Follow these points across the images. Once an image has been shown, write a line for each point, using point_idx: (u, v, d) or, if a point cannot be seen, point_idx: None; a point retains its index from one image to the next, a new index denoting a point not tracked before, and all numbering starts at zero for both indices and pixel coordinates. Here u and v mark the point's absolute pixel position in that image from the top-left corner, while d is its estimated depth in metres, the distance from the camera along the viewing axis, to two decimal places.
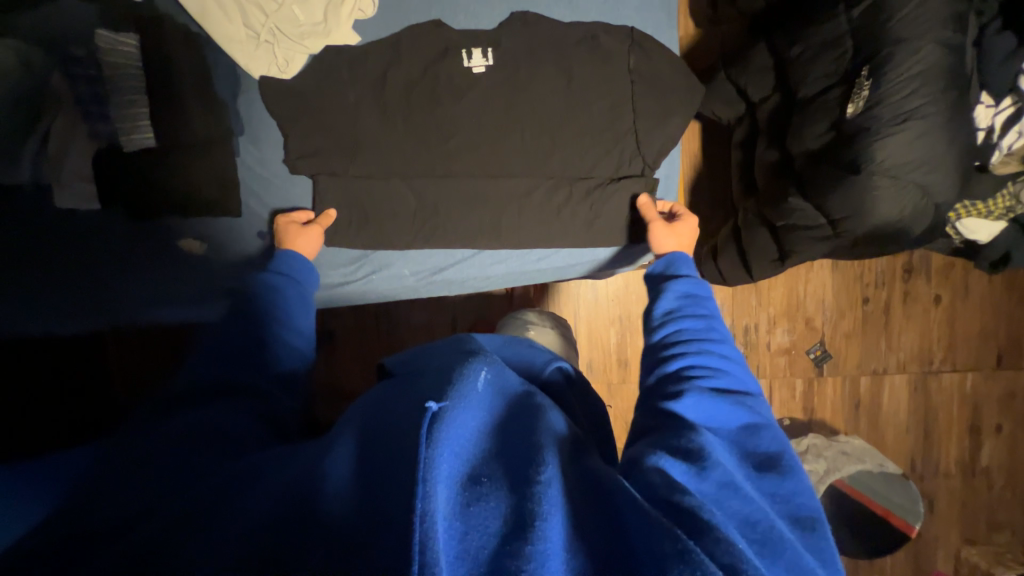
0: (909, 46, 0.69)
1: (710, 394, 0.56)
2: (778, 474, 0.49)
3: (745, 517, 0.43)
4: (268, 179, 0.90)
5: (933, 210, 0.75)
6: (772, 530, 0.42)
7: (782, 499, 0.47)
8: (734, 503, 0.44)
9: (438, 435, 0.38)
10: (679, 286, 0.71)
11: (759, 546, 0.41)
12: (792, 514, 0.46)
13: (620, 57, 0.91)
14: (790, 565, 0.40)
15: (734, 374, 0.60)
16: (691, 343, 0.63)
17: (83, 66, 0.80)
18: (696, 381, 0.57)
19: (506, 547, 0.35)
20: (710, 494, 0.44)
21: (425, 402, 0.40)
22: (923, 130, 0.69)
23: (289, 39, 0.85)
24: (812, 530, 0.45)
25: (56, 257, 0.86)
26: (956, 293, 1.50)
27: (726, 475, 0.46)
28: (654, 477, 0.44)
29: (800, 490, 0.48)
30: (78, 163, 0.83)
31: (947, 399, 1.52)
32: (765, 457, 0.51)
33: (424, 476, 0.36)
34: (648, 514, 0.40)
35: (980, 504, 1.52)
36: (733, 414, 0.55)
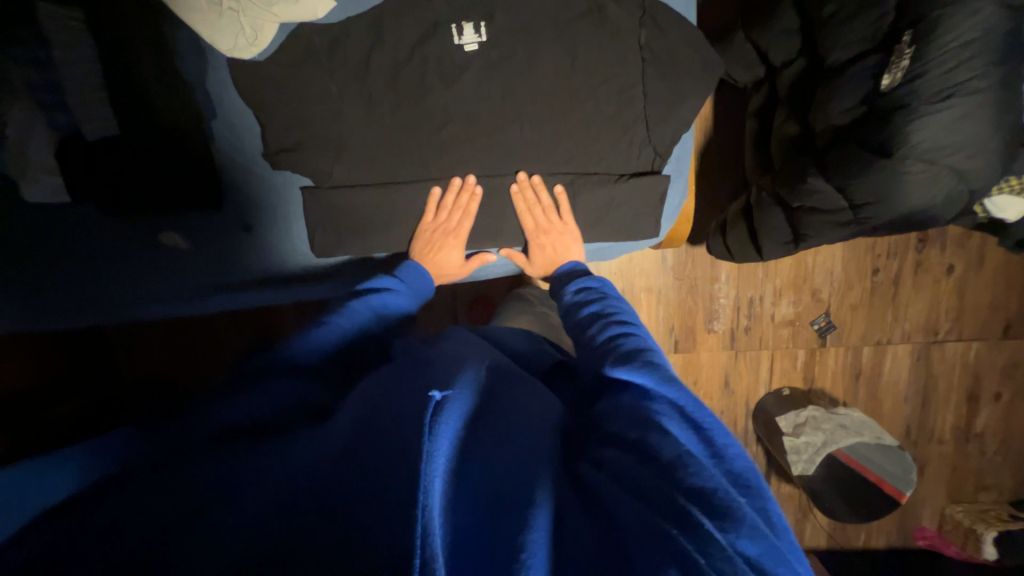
0: (965, 8, 0.61)
1: (628, 365, 0.50)
2: (707, 429, 0.43)
3: (699, 487, 0.38)
4: (250, 169, 0.83)
5: (966, 198, 0.70)
6: (726, 496, 0.37)
7: (717, 455, 0.41)
8: (685, 473, 0.39)
9: (438, 427, 0.39)
10: (574, 284, 0.70)
11: (719, 520, 0.36)
12: (731, 472, 0.40)
13: (632, 20, 0.82)
14: (752, 533, 0.35)
15: (642, 335, 0.56)
16: (600, 329, 0.59)
17: (30, 48, 0.73)
18: (614, 361, 0.52)
19: (496, 538, 0.35)
20: (665, 472, 0.39)
21: (430, 392, 0.42)
22: (968, 109, 0.62)
23: (257, 6, 0.75)
24: (747, 485, 0.40)
25: (31, 255, 0.81)
26: (970, 263, 1.45)
27: (675, 448, 0.41)
28: (623, 465, 0.42)
29: (732, 441, 0.43)
30: (41, 154, 0.76)
31: (948, 368, 1.52)
32: (691, 409, 0.45)
33: (425, 470, 0.36)
34: (632, 509, 0.38)
35: (968, 467, 1.56)
36: (650, 374, 0.48)
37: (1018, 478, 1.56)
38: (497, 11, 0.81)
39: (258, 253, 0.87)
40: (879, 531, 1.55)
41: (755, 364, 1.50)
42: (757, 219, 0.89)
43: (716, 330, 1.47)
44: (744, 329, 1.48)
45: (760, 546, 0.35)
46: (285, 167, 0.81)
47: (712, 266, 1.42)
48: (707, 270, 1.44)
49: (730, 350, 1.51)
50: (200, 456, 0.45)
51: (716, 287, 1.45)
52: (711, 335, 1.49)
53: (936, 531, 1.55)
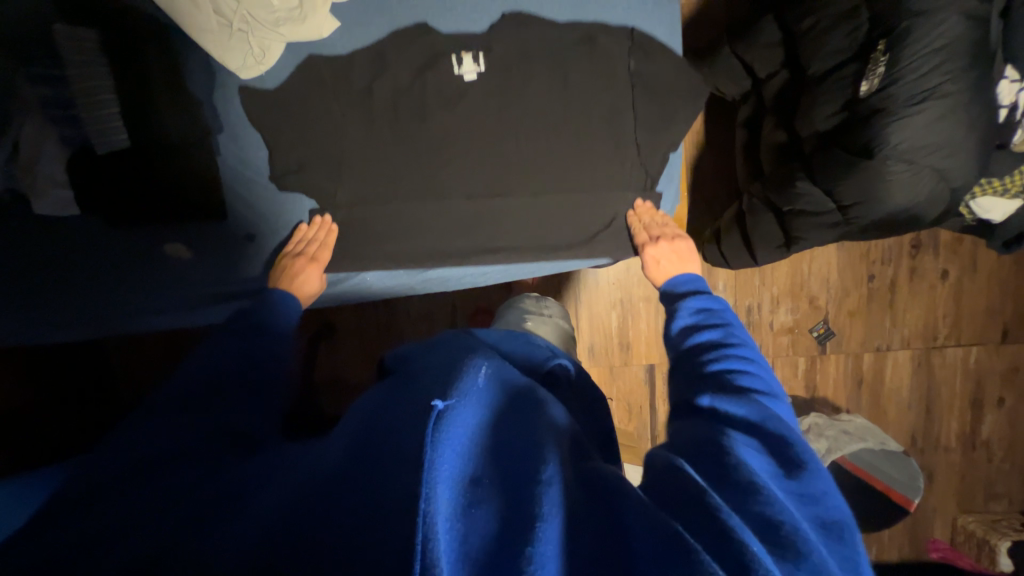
0: (931, 18, 0.64)
1: (732, 394, 0.51)
2: (807, 471, 0.42)
3: (765, 515, 0.37)
4: (254, 180, 0.86)
5: (948, 196, 0.72)
6: (797, 530, 0.36)
7: (810, 500, 0.41)
8: (755, 503, 0.38)
9: (440, 435, 0.37)
10: (696, 303, 0.69)
11: (783, 552, 0.36)
12: (819, 517, 0.40)
13: (621, 35, 0.85)
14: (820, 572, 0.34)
15: (761, 373, 0.54)
16: (716, 352, 0.59)
17: (47, 70, 0.77)
18: (720, 385, 0.53)
19: (504, 546, 0.34)
20: (734, 493, 0.39)
21: (431, 401, 0.40)
22: (943, 111, 0.65)
23: (264, 27, 0.80)
24: (844, 539, 0.39)
25: (38, 267, 0.83)
26: (964, 268, 1.47)
27: (749, 474, 0.40)
28: (669, 473, 0.42)
29: (833, 493, 0.42)
30: (53, 168, 0.79)
31: (949, 374, 1.51)
32: (791, 448, 0.44)
33: (426, 477, 0.35)
34: (652, 511, 0.38)
35: (977, 475, 1.54)
36: (755, 407, 0.48)
37: None
38: (493, 29, 0.85)
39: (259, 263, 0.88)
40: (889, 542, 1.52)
41: None
42: (750, 224, 0.91)
43: None
44: None
45: None
46: (291, 187, 0.84)
47: (708, 275, 1.45)
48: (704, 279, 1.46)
49: None
50: None
51: None
52: None
53: (948, 542, 1.52)
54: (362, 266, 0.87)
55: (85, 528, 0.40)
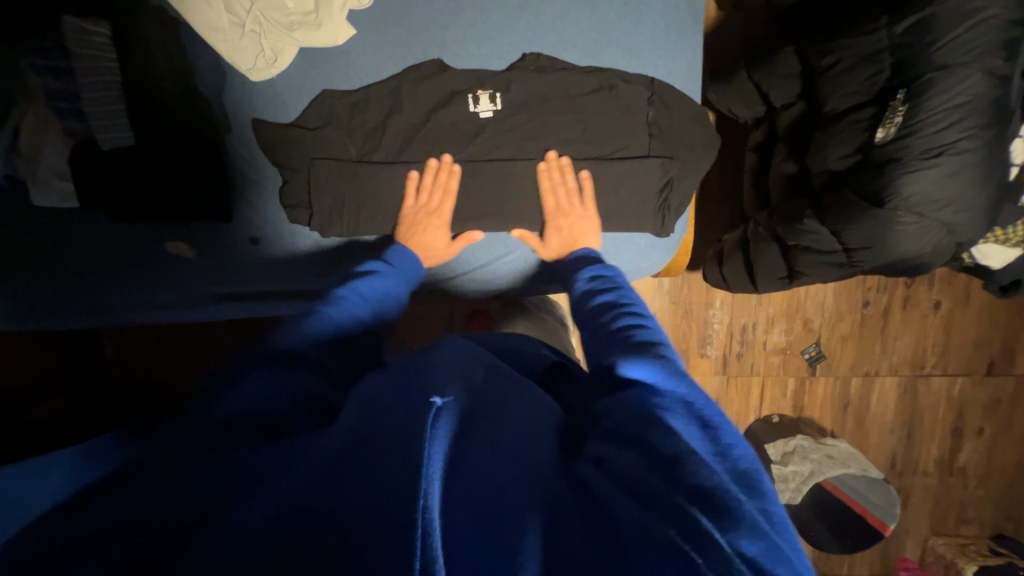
0: (954, 73, 0.64)
1: (639, 360, 0.53)
2: (715, 425, 0.44)
3: (694, 483, 0.38)
4: (258, 181, 0.84)
5: (954, 248, 0.73)
6: (722, 491, 0.37)
7: (722, 454, 0.42)
8: (679, 471, 0.39)
9: (437, 428, 0.40)
10: (590, 273, 0.71)
11: (715, 516, 0.36)
12: (733, 469, 0.41)
13: (643, 57, 0.83)
14: (750, 530, 0.35)
15: (655, 335, 0.58)
16: (614, 318, 0.62)
17: (50, 59, 0.74)
18: (625, 353, 0.55)
19: (481, 552, 0.34)
20: (668, 470, 0.39)
21: (431, 398, 0.42)
22: (958, 165, 0.65)
23: (277, 30, 0.77)
24: (756, 482, 0.40)
25: (38, 259, 0.82)
26: (957, 300, 1.49)
27: (674, 445, 0.41)
28: (618, 466, 0.41)
29: (740, 440, 0.44)
30: (54, 160, 0.77)
31: (933, 402, 1.55)
32: (698, 406, 0.46)
33: (424, 472, 0.36)
34: (635, 512, 0.37)
35: (952, 500, 1.58)
36: (660, 369, 0.51)
37: (998, 513, 1.59)
38: (512, 43, 0.82)
39: (262, 264, 0.87)
40: (861, 560, 1.57)
41: (747, 388, 1.52)
42: (754, 253, 0.91)
43: (709, 354, 1.49)
44: (736, 355, 1.50)
45: (756, 545, 0.34)
46: (296, 202, 0.82)
47: (707, 293, 1.45)
48: (702, 296, 1.46)
49: (722, 375, 1.52)
50: None
51: (710, 313, 1.47)
52: (704, 360, 1.51)
53: (917, 563, 1.57)
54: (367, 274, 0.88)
55: None
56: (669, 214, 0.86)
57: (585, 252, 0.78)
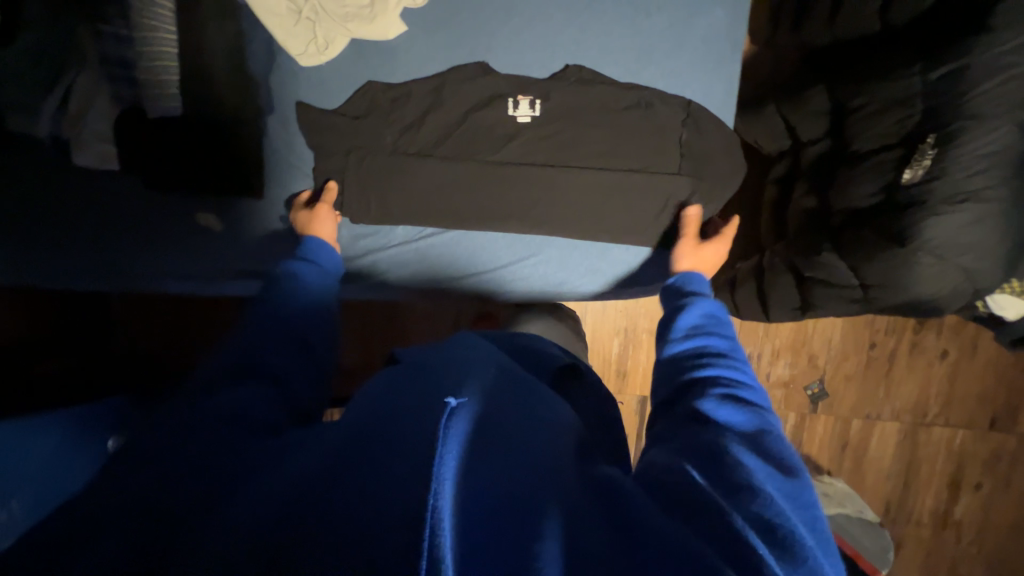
0: (983, 123, 0.66)
1: (725, 395, 0.51)
2: (800, 478, 0.44)
3: (767, 522, 0.39)
4: (291, 161, 0.86)
5: (969, 294, 0.74)
6: (793, 534, 0.38)
7: (802, 506, 0.42)
8: (757, 508, 0.40)
9: (447, 431, 0.39)
10: (691, 296, 0.67)
11: (781, 552, 0.38)
12: (811, 521, 0.42)
13: (679, 80, 0.86)
14: (813, 573, 0.37)
15: (747, 375, 0.55)
16: (705, 347, 0.59)
17: (113, 27, 0.77)
18: (709, 384, 0.53)
19: (508, 548, 0.34)
20: (732, 498, 0.41)
21: (444, 399, 0.42)
22: (981, 214, 0.67)
23: (331, 19, 0.80)
24: (828, 541, 0.42)
25: (69, 217, 0.84)
26: (964, 351, 1.49)
27: (749, 479, 0.42)
28: (675, 480, 0.42)
29: (821, 498, 0.44)
30: (99, 123, 0.80)
31: (933, 452, 1.54)
32: (785, 456, 0.46)
33: (435, 472, 0.36)
34: (663, 519, 0.39)
35: (944, 554, 1.56)
36: (748, 411, 0.49)
37: (990, 572, 1.57)
38: (553, 54, 0.85)
39: (286, 244, 0.89)
40: None
41: None
42: (770, 283, 0.92)
43: None
44: None
45: None
46: (328, 187, 0.84)
47: None
48: None
49: None
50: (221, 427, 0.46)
51: None
52: None
53: None
54: (389, 263, 0.90)
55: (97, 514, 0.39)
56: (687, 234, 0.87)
57: (671, 277, 0.76)
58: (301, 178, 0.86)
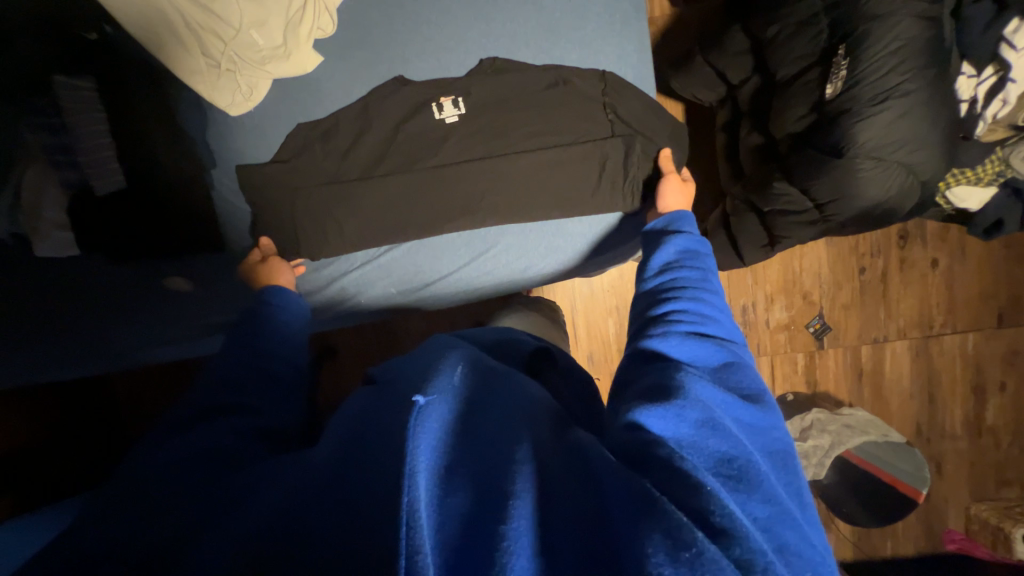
0: (886, 21, 0.67)
1: (693, 336, 0.54)
2: (759, 410, 0.47)
3: (724, 454, 0.40)
4: (237, 208, 0.88)
5: (919, 188, 0.75)
6: (749, 463, 0.40)
7: (759, 433, 0.45)
8: (713, 439, 0.41)
9: (417, 428, 0.38)
10: (678, 245, 0.70)
11: (736, 482, 0.39)
12: (768, 449, 0.44)
13: (596, 50, 0.88)
14: (766, 497, 0.38)
15: (718, 320, 0.58)
16: (682, 293, 0.62)
17: (45, 117, 0.79)
18: (678, 326, 0.56)
19: (473, 533, 0.34)
20: (692, 437, 0.41)
21: (413, 398, 0.41)
22: (907, 107, 0.68)
23: (251, 65, 0.83)
24: (785, 464, 0.44)
25: (43, 309, 0.86)
26: (953, 255, 1.49)
27: (708, 410, 0.43)
28: (635, 435, 0.42)
29: (780, 429, 0.47)
30: (54, 212, 0.80)
31: (949, 361, 1.52)
32: (745, 392, 0.49)
33: (408, 469, 0.35)
34: (621, 474, 0.39)
35: (987, 461, 1.53)
36: (714, 351, 0.53)
37: None
38: (470, 52, 0.87)
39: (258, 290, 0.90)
40: (905, 536, 1.50)
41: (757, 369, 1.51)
42: (736, 226, 0.92)
43: None
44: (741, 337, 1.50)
45: (772, 509, 0.38)
46: (283, 225, 0.86)
47: None
48: None
49: None
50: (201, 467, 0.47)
51: None
52: None
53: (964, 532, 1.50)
54: (360, 287, 0.92)
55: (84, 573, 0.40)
56: (637, 191, 0.88)
57: (658, 220, 0.80)
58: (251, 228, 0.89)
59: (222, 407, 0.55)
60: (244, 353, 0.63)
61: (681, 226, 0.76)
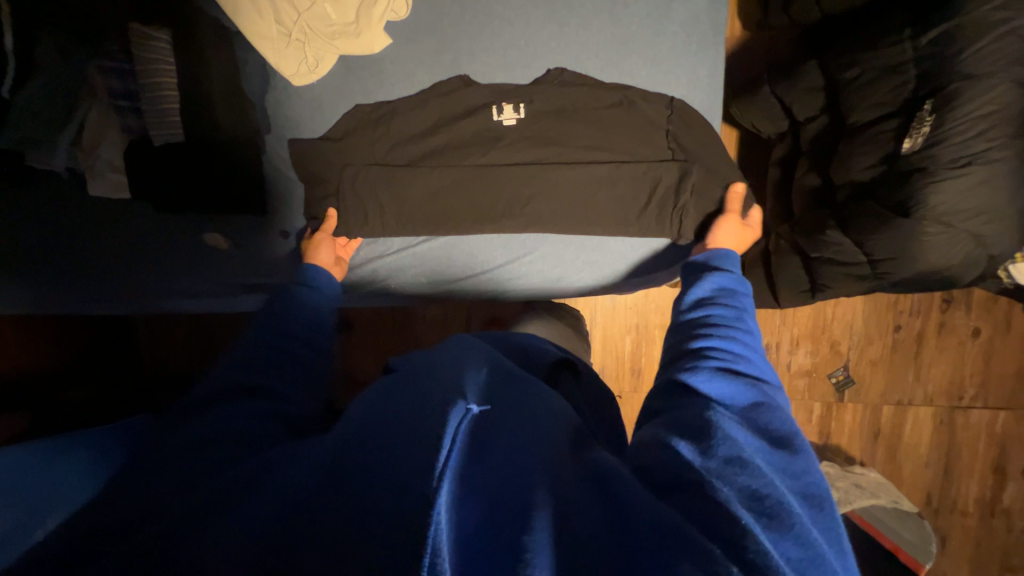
0: (981, 83, 0.65)
1: (725, 373, 0.52)
2: (793, 451, 0.44)
3: (753, 491, 0.39)
4: (284, 177, 0.91)
5: (986, 262, 0.72)
6: (781, 502, 0.38)
7: (793, 475, 0.43)
8: (742, 477, 0.40)
9: (465, 427, 0.40)
10: (715, 280, 0.67)
11: (767, 520, 0.37)
12: (803, 491, 0.42)
13: (663, 69, 0.86)
14: (800, 539, 0.36)
15: (752, 361, 0.55)
16: (716, 330, 0.59)
17: (117, 62, 0.82)
18: (710, 361, 0.54)
19: (497, 538, 0.34)
20: (718, 473, 0.40)
21: (464, 402, 0.43)
22: (987, 176, 0.65)
23: (320, 39, 0.83)
24: (821, 507, 0.42)
25: (89, 244, 0.89)
26: (997, 328, 1.42)
27: (737, 448, 0.42)
28: (670, 459, 0.41)
29: (815, 473, 0.44)
30: (110, 154, 0.83)
31: (973, 436, 1.46)
32: (781, 432, 0.46)
33: (438, 471, 0.36)
34: (650, 502, 0.38)
35: (995, 545, 1.47)
36: (748, 391, 0.50)
37: None
38: (537, 53, 0.86)
39: (293, 259, 0.92)
40: None
41: None
42: (775, 265, 0.88)
43: None
44: None
45: (807, 553, 0.36)
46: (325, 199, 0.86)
47: None
48: None
49: None
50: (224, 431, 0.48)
51: None
52: None
53: None
54: (391, 272, 0.92)
55: (101, 516, 0.41)
56: (687, 223, 0.84)
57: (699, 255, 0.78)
58: (291, 199, 0.91)
59: (247, 373, 0.56)
60: (276, 323, 0.64)
61: (721, 262, 0.74)
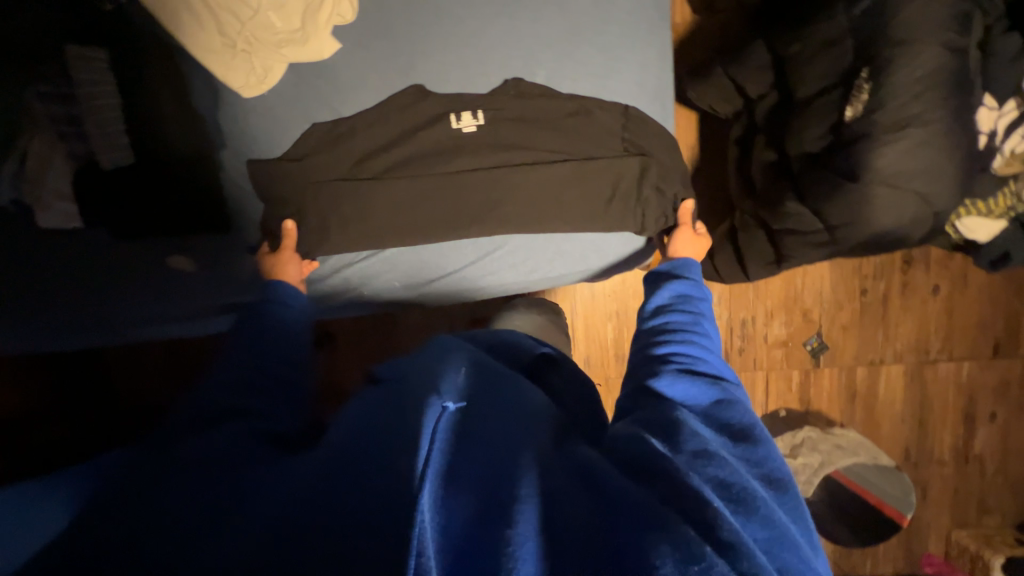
0: (912, 49, 0.68)
1: (688, 374, 0.53)
2: (755, 441, 0.46)
3: (722, 480, 0.40)
4: (240, 189, 0.86)
5: (931, 220, 0.75)
6: (747, 488, 0.40)
7: (757, 463, 0.44)
8: (710, 468, 0.41)
9: (443, 429, 0.40)
10: (673, 286, 0.69)
11: (734, 506, 0.39)
12: (767, 476, 0.44)
13: (615, 56, 0.87)
14: (767, 522, 0.38)
15: (712, 360, 0.57)
16: (676, 334, 0.60)
17: (56, 86, 0.79)
18: (673, 364, 0.55)
19: (482, 534, 0.35)
20: (687, 461, 0.41)
21: (441, 401, 0.43)
22: (924, 137, 0.69)
23: (266, 48, 0.82)
24: (787, 491, 0.44)
25: (42, 278, 0.85)
26: (955, 283, 1.49)
27: (703, 442, 0.43)
28: (642, 447, 0.42)
29: (778, 458, 0.46)
30: (56, 181, 0.80)
31: (942, 388, 1.52)
32: (744, 424, 0.48)
33: (422, 471, 0.37)
34: (630, 492, 0.38)
35: (971, 490, 1.54)
36: (710, 390, 0.52)
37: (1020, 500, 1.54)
38: (489, 49, 0.86)
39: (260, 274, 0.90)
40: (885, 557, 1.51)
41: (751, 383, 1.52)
42: (742, 240, 0.90)
43: None
44: (738, 350, 1.50)
45: (772, 535, 0.37)
46: (288, 211, 0.85)
47: None
48: None
49: None
50: (195, 454, 0.47)
51: None
52: None
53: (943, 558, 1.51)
54: (364, 279, 0.91)
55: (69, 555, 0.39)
56: (648, 213, 0.88)
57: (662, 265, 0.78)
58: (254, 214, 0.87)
59: (218, 393, 0.55)
60: (244, 340, 0.63)
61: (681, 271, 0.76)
